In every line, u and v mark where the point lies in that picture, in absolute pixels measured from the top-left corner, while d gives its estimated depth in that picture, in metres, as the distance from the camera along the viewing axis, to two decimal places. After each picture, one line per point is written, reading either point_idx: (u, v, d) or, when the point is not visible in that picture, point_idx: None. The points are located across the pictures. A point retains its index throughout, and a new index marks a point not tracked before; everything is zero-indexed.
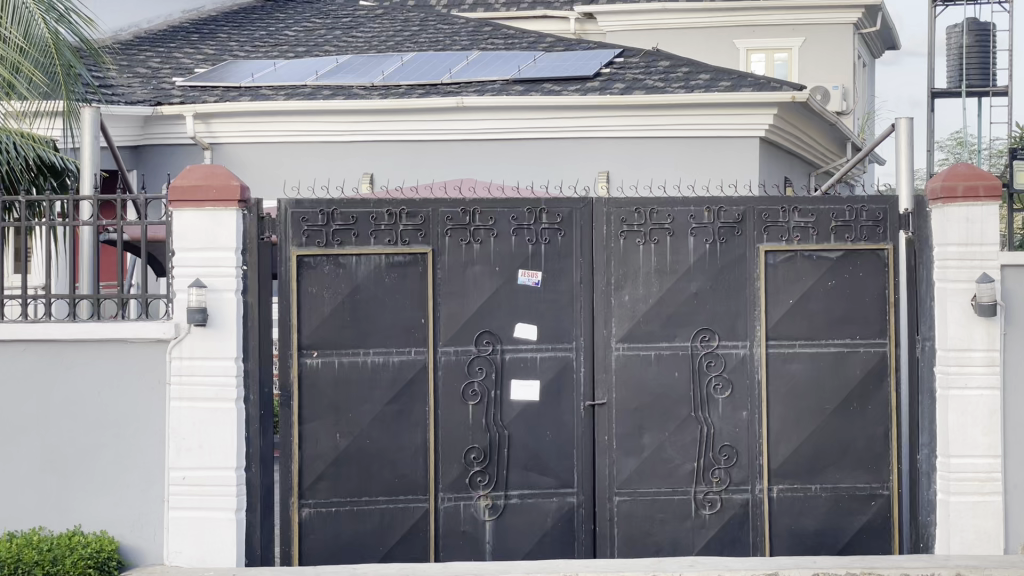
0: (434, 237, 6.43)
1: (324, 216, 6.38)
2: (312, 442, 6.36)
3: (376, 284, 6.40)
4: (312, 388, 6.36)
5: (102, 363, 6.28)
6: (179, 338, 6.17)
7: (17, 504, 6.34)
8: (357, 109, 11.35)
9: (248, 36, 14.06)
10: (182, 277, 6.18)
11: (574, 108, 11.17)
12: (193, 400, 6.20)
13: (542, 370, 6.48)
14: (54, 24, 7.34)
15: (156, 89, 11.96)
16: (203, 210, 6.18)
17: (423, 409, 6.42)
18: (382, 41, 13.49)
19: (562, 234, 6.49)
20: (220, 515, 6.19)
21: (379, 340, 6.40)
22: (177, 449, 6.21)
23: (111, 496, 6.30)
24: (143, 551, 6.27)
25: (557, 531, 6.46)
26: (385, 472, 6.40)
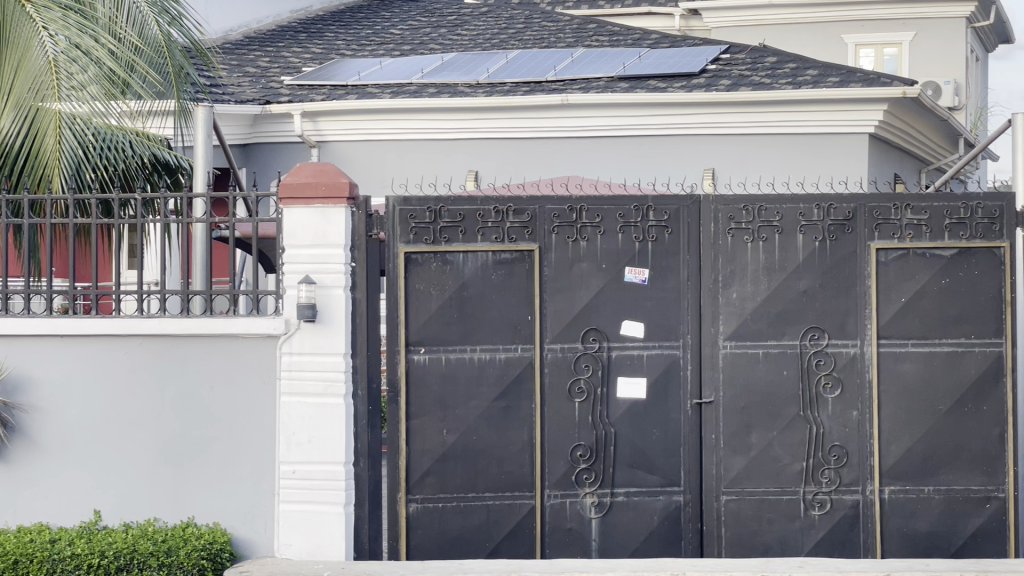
0: (541, 234, 6.44)
1: (432, 213, 6.41)
2: (420, 438, 6.43)
3: (483, 281, 6.43)
4: (419, 384, 6.42)
5: (215, 359, 6.39)
6: (290, 334, 6.26)
7: (131, 497, 6.48)
8: (462, 107, 11.41)
9: (355, 35, 14.19)
10: (292, 274, 6.26)
11: (679, 105, 11.11)
12: (303, 395, 6.28)
13: (649, 367, 6.45)
14: (166, 27, 7.54)
15: (264, 88, 12.12)
16: (313, 207, 6.25)
17: (529, 406, 6.43)
18: (487, 38, 13.51)
19: (669, 231, 6.46)
20: (329, 510, 6.25)
21: (486, 337, 6.43)
22: (288, 443, 6.29)
23: (224, 489, 6.41)
24: (255, 543, 6.39)
25: (664, 529, 6.45)
26: (492, 469, 6.43)
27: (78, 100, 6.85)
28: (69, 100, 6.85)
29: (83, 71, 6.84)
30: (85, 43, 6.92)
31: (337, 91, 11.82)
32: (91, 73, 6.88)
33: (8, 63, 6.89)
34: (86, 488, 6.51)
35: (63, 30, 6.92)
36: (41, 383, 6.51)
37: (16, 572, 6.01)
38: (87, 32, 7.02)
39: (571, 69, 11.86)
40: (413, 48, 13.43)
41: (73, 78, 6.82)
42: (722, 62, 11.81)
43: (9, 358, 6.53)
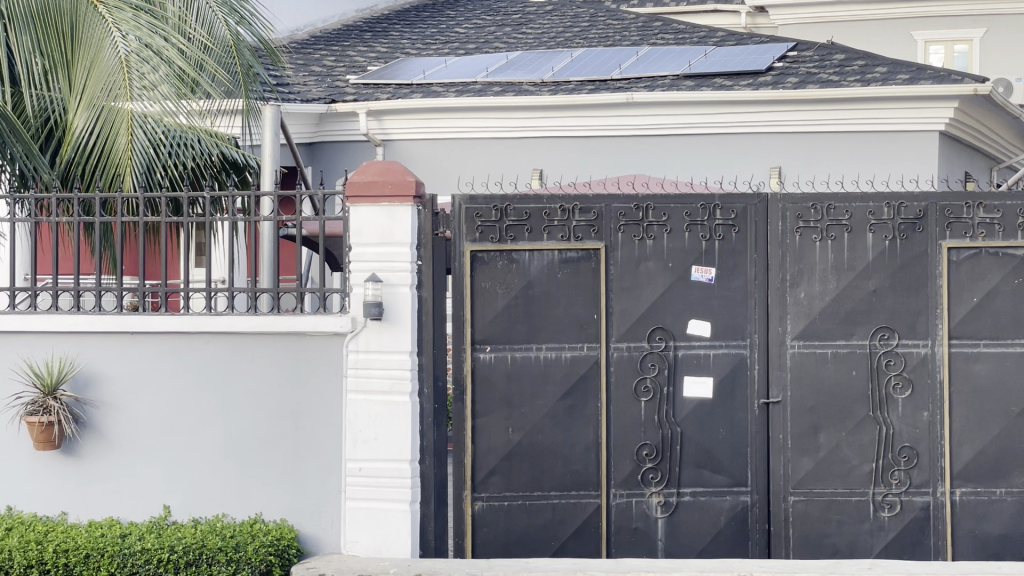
0: (607, 233, 6.42)
1: (498, 211, 6.41)
2: (486, 437, 6.44)
3: (549, 280, 6.43)
4: (486, 382, 6.43)
5: (283, 356, 6.43)
6: (356, 332, 6.29)
7: (199, 493, 6.54)
8: (527, 105, 11.42)
9: (420, 34, 14.22)
10: (358, 272, 6.27)
11: (745, 103, 11.06)
12: (369, 393, 6.30)
13: (716, 366, 6.42)
14: (235, 26, 7.63)
15: (330, 87, 12.19)
16: (379, 206, 6.27)
17: (595, 405, 6.42)
18: (551, 37, 13.50)
19: (736, 230, 6.42)
20: (395, 507, 6.28)
21: (552, 335, 6.42)
22: (354, 441, 6.31)
23: (291, 486, 6.46)
24: (322, 539, 6.42)
25: (730, 530, 6.42)
26: (557, 468, 6.43)
27: (150, 100, 6.92)
28: (141, 100, 6.92)
29: (155, 71, 6.93)
30: (156, 43, 7.01)
31: (402, 89, 11.87)
32: (162, 73, 6.97)
33: (81, 64, 7.02)
34: (155, 484, 6.57)
35: (134, 30, 7.03)
36: (112, 379, 6.58)
37: (88, 566, 6.06)
38: (158, 32, 7.12)
39: (636, 67, 11.83)
40: (478, 47, 13.44)
41: (145, 78, 6.92)
42: (789, 60, 11.74)
43: (79, 354, 6.58)
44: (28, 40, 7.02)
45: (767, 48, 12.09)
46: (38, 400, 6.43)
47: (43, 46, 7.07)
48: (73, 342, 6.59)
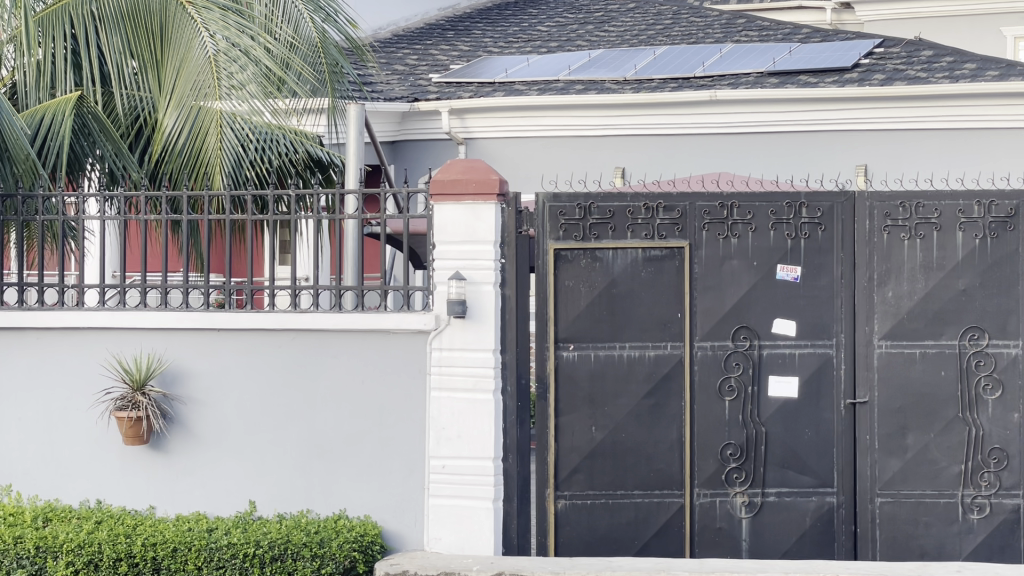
0: (692, 232, 6.38)
1: (582, 210, 6.40)
2: (569, 435, 6.43)
3: (632, 279, 6.41)
4: (569, 380, 6.42)
5: (367, 352, 6.47)
6: (440, 329, 6.31)
7: (286, 489, 6.60)
8: (610, 103, 11.40)
9: (502, 32, 14.24)
10: (442, 270, 6.29)
11: (832, 100, 10.97)
12: (452, 390, 6.33)
13: (801, 366, 6.37)
14: (321, 24, 7.68)
15: (413, 85, 12.27)
16: (463, 204, 6.28)
17: (678, 404, 6.39)
18: (634, 35, 13.44)
19: (822, 229, 6.36)
20: (478, 504, 6.29)
21: (636, 334, 6.40)
22: (438, 438, 6.34)
23: (374, 482, 6.49)
24: (404, 536, 6.46)
25: (816, 530, 6.36)
26: (641, 466, 6.40)
27: (239, 100, 7.04)
28: (230, 99, 7.03)
29: (243, 71, 7.03)
30: (244, 43, 7.13)
31: (485, 87, 11.91)
32: (250, 72, 7.07)
33: (171, 64, 7.25)
34: (241, 480, 6.64)
35: (222, 30, 7.16)
36: (199, 375, 6.65)
37: (175, 560, 6.11)
38: (246, 32, 7.25)
39: (720, 65, 11.75)
40: (560, 45, 13.44)
41: (234, 78, 7.02)
42: (876, 56, 11.61)
43: (167, 351, 6.67)
44: (118, 41, 7.38)
45: (854, 45, 11.96)
46: (127, 396, 6.50)
47: (134, 47, 7.39)
48: (161, 339, 6.67)
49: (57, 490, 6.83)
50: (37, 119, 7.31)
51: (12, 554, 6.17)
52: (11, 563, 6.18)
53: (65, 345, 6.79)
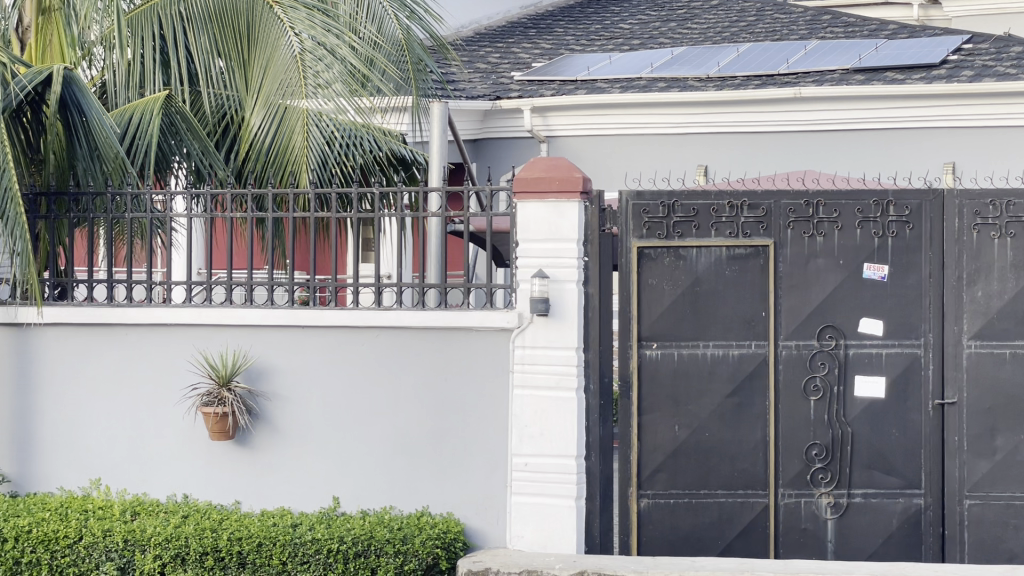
0: (776, 230, 6.33)
1: (665, 208, 6.38)
2: (652, 433, 6.41)
3: (716, 277, 6.37)
4: (652, 379, 6.40)
5: (451, 350, 6.49)
6: (523, 327, 6.32)
7: (370, 485, 6.63)
8: (692, 101, 11.35)
9: (584, 30, 14.21)
10: (525, 268, 6.29)
11: (918, 97, 10.84)
12: (535, 389, 6.31)
13: (888, 366, 6.30)
14: (405, 21, 7.70)
15: (495, 83, 12.31)
16: (546, 202, 6.28)
17: (763, 403, 6.34)
18: (717, 33, 13.37)
19: (910, 227, 6.29)
20: (560, 503, 6.27)
21: (720, 333, 6.36)
22: (521, 436, 6.33)
23: (458, 480, 6.51)
24: (487, 533, 6.45)
25: (903, 532, 6.29)
26: (724, 466, 6.37)
27: (324, 98, 7.20)
28: (316, 97, 7.22)
29: (329, 69, 7.20)
30: (329, 42, 7.27)
31: (567, 85, 11.91)
32: (336, 71, 7.22)
33: (257, 62, 7.52)
34: (325, 476, 6.68)
35: (309, 29, 7.31)
36: (284, 371, 6.71)
37: (260, 554, 6.15)
38: (332, 31, 7.36)
39: (805, 62, 11.65)
40: (642, 43, 13.40)
41: (320, 76, 7.19)
42: (965, 53, 11.43)
43: (252, 347, 6.74)
44: (206, 40, 7.62)
45: (942, 41, 11.80)
46: (213, 391, 6.57)
47: (220, 46, 7.65)
48: (247, 335, 6.75)
49: (145, 484, 6.93)
50: (127, 117, 7.45)
51: (102, 547, 6.28)
52: (100, 556, 6.29)
53: (153, 341, 6.89)
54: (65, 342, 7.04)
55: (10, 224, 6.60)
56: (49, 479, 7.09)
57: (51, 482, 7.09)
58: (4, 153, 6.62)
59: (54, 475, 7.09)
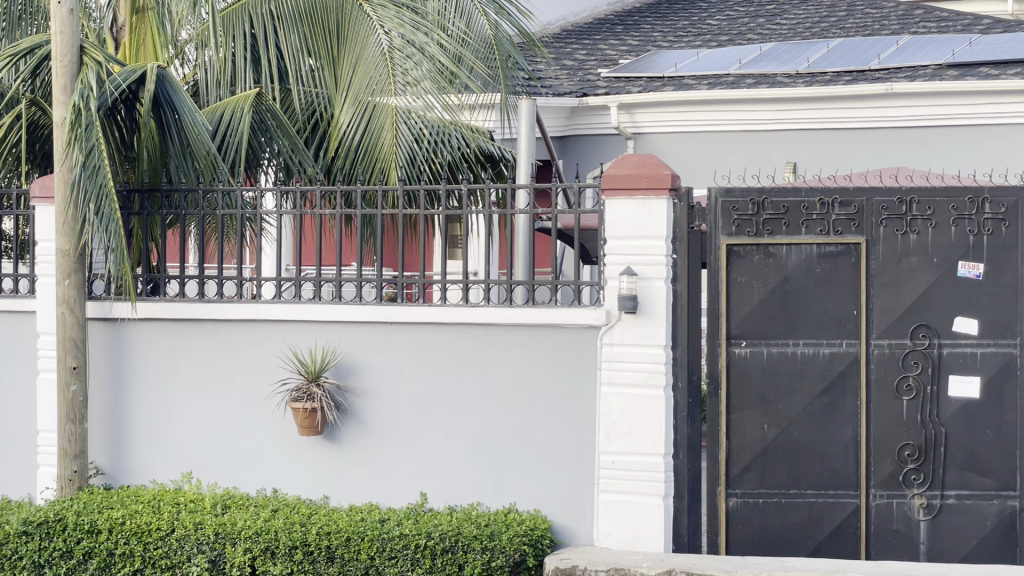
0: (869, 227, 6.25)
1: (754, 205, 6.32)
2: (740, 432, 6.37)
3: (807, 275, 6.30)
4: (742, 378, 6.36)
5: (538, 347, 6.48)
6: (610, 325, 6.27)
7: (457, 481, 6.65)
8: (782, 97, 11.27)
9: (672, 26, 14.16)
10: (613, 265, 6.24)
11: (1013, 93, 10.63)
12: (623, 386, 6.27)
13: (983, 366, 6.19)
14: (495, 16, 7.73)
15: (582, 80, 12.31)
16: (635, 199, 6.21)
17: (854, 403, 6.26)
18: (807, 29, 13.25)
19: (1006, 225, 6.16)
20: (648, 501, 6.22)
21: (810, 331, 6.30)
22: (608, 433, 6.29)
23: (544, 476, 6.50)
24: (574, 531, 6.45)
25: (997, 535, 6.19)
26: (815, 466, 6.31)
27: (413, 96, 7.31)
28: (404, 95, 7.34)
29: (418, 67, 7.30)
30: (418, 40, 7.36)
31: (654, 82, 11.88)
32: (425, 69, 7.32)
33: (346, 59, 7.67)
34: (413, 471, 6.71)
35: (397, 27, 7.44)
36: (372, 367, 6.75)
37: (349, 549, 6.18)
38: (421, 29, 7.46)
39: (897, 57, 11.49)
40: (730, 39, 13.31)
41: (409, 74, 7.30)
42: None
43: (341, 343, 6.78)
44: (296, 39, 7.74)
45: None
46: (302, 386, 6.63)
47: (311, 45, 7.82)
48: (336, 331, 6.79)
49: (235, 478, 7.02)
50: (218, 115, 7.60)
51: (193, 540, 6.36)
52: (192, 549, 6.37)
53: (244, 337, 6.96)
54: (158, 337, 7.13)
55: (106, 221, 6.69)
56: (142, 472, 7.20)
57: (142, 475, 7.20)
58: (100, 150, 6.70)
59: (146, 468, 7.19)
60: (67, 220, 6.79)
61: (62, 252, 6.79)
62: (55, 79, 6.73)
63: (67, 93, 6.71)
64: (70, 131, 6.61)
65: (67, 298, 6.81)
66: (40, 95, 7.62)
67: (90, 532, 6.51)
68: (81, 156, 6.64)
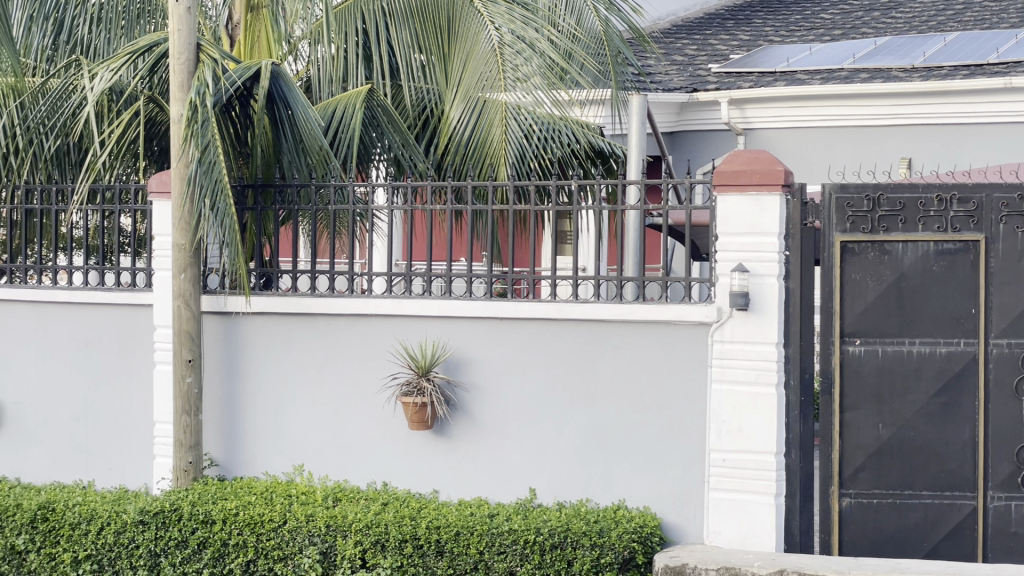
0: (988, 224, 6.10)
1: (870, 202, 6.22)
2: (854, 432, 6.28)
3: (924, 272, 6.18)
4: (855, 376, 6.27)
5: (648, 344, 6.45)
6: (722, 321, 6.21)
7: (566, 477, 6.65)
8: (895, 92, 11.08)
9: (784, 20, 14.01)
10: (725, 262, 6.17)
11: None
12: (734, 383, 6.21)
13: None
14: (604, 12, 7.73)
15: (692, 76, 12.26)
16: (747, 195, 6.13)
17: (972, 404, 6.14)
18: (923, 22, 13.03)
19: None
20: (759, 500, 6.16)
21: (926, 329, 6.19)
22: (719, 431, 6.24)
23: (655, 474, 6.47)
24: (684, 529, 6.42)
25: None
26: (931, 467, 6.21)
27: (523, 91, 7.32)
28: (515, 90, 7.35)
29: (528, 63, 7.32)
30: (528, 36, 7.38)
31: (766, 77, 11.77)
32: (535, 64, 7.33)
33: (458, 55, 7.71)
34: (523, 466, 6.72)
35: (507, 23, 7.48)
36: (482, 362, 6.76)
37: (458, 543, 6.21)
38: (531, 24, 7.49)
39: (1017, 51, 11.06)
40: (844, 33, 13.13)
41: (519, 70, 7.33)
42: None
43: (451, 339, 6.81)
44: (407, 34, 7.83)
45: None
46: (412, 381, 6.68)
47: (422, 40, 7.84)
48: (447, 326, 6.82)
49: (347, 471, 7.09)
50: (331, 111, 7.65)
51: (305, 531, 6.42)
52: (303, 541, 6.44)
53: (355, 330, 7.01)
54: (271, 331, 7.21)
55: (221, 215, 6.77)
56: (255, 463, 7.30)
57: (256, 467, 7.30)
58: (216, 147, 6.76)
59: (260, 460, 7.29)
60: (184, 214, 6.88)
61: (176, 246, 6.91)
62: (173, 76, 6.84)
63: (185, 90, 6.81)
64: (186, 128, 6.70)
65: (183, 292, 6.92)
66: (158, 91, 7.76)
67: (205, 522, 6.62)
68: (197, 152, 6.71)
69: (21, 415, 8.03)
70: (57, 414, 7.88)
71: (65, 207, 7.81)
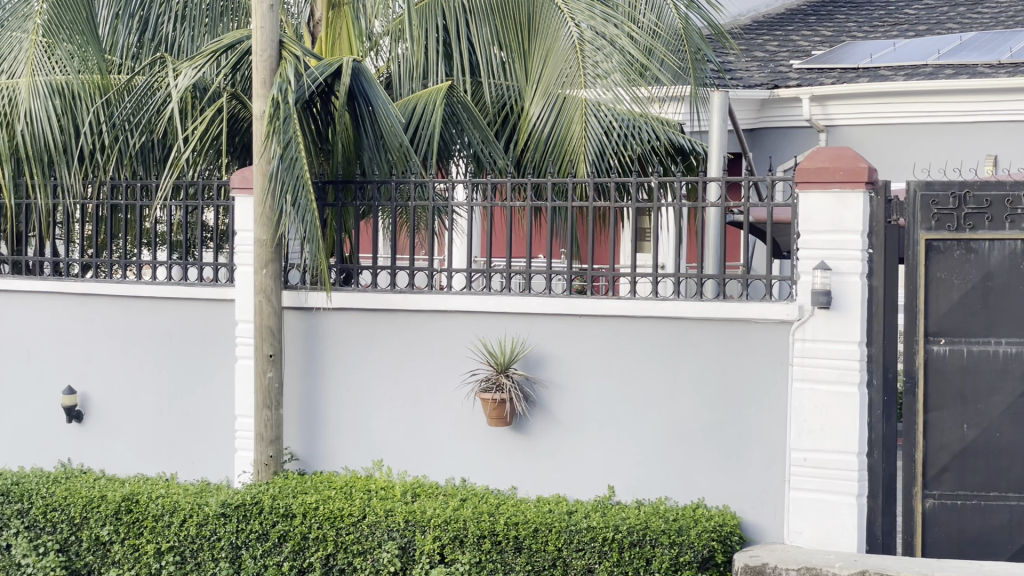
0: None
1: (956, 199, 6.11)
2: (939, 432, 6.20)
3: (1011, 271, 6.07)
4: (939, 376, 6.19)
5: (729, 342, 6.40)
6: (803, 320, 6.15)
7: (645, 474, 6.62)
8: (981, 88, 10.92)
9: (868, 16, 13.85)
10: (807, 260, 6.11)
11: None
12: (816, 382, 6.14)
13: None
14: (683, 9, 7.67)
15: (773, 73, 12.17)
16: (830, 192, 6.06)
17: None
18: (1010, 17, 12.82)
19: None
20: (841, 500, 6.09)
21: (1014, 329, 6.09)
22: (800, 431, 6.17)
23: (734, 472, 6.42)
24: (764, 527, 6.37)
25: None
26: (1016, 468, 6.11)
27: (603, 88, 7.28)
28: (594, 87, 7.33)
29: (608, 60, 7.29)
30: (608, 32, 7.36)
31: (849, 73, 11.65)
32: (615, 61, 7.30)
33: (538, 52, 7.71)
34: (601, 463, 6.71)
35: (588, 20, 7.45)
36: (561, 359, 6.76)
37: (537, 540, 6.20)
38: (612, 21, 7.48)
39: None
40: (929, 29, 12.96)
41: (599, 67, 7.30)
42: None
43: (531, 336, 6.81)
44: (487, 31, 7.91)
45: None
46: (492, 378, 6.69)
47: (501, 37, 7.91)
48: (526, 323, 6.82)
49: (425, 466, 7.11)
50: (411, 108, 7.70)
51: (384, 526, 6.44)
52: (383, 535, 6.44)
53: (434, 327, 7.03)
54: (352, 326, 7.25)
55: (303, 211, 6.79)
56: (334, 458, 7.35)
57: (335, 462, 7.35)
58: (297, 142, 6.79)
59: (339, 455, 7.34)
60: (265, 211, 6.94)
61: (260, 241, 6.99)
62: (256, 73, 6.90)
63: (267, 86, 6.87)
64: (268, 124, 6.73)
65: (264, 287, 6.99)
66: (241, 89, 7.85)
67: (285, 515, 6.67)
68: (279, 149, 6.74)
69: (105, 407, 8.14)
70: (141, 407, 7.98)
71: (150, 202, 7.92)
